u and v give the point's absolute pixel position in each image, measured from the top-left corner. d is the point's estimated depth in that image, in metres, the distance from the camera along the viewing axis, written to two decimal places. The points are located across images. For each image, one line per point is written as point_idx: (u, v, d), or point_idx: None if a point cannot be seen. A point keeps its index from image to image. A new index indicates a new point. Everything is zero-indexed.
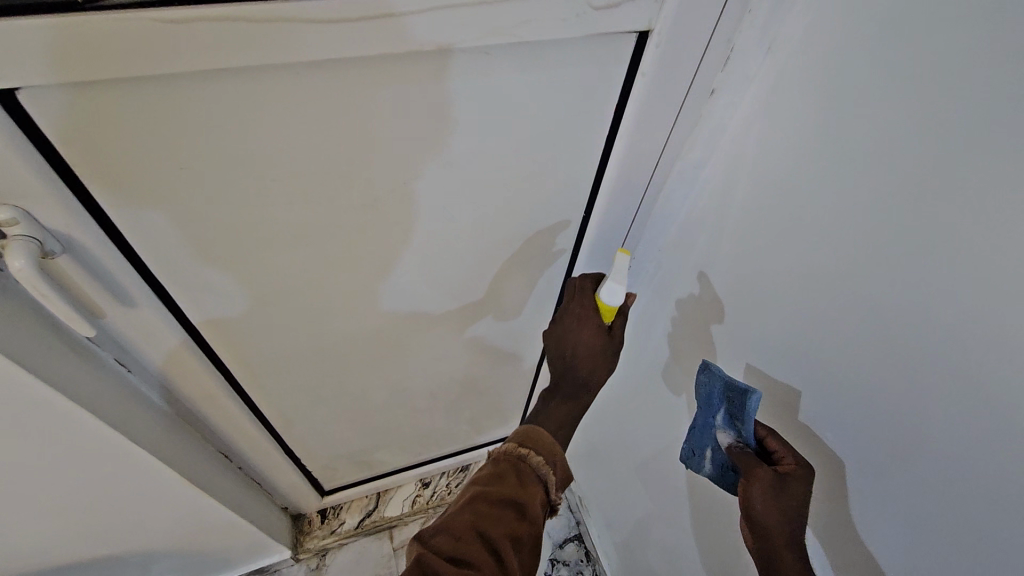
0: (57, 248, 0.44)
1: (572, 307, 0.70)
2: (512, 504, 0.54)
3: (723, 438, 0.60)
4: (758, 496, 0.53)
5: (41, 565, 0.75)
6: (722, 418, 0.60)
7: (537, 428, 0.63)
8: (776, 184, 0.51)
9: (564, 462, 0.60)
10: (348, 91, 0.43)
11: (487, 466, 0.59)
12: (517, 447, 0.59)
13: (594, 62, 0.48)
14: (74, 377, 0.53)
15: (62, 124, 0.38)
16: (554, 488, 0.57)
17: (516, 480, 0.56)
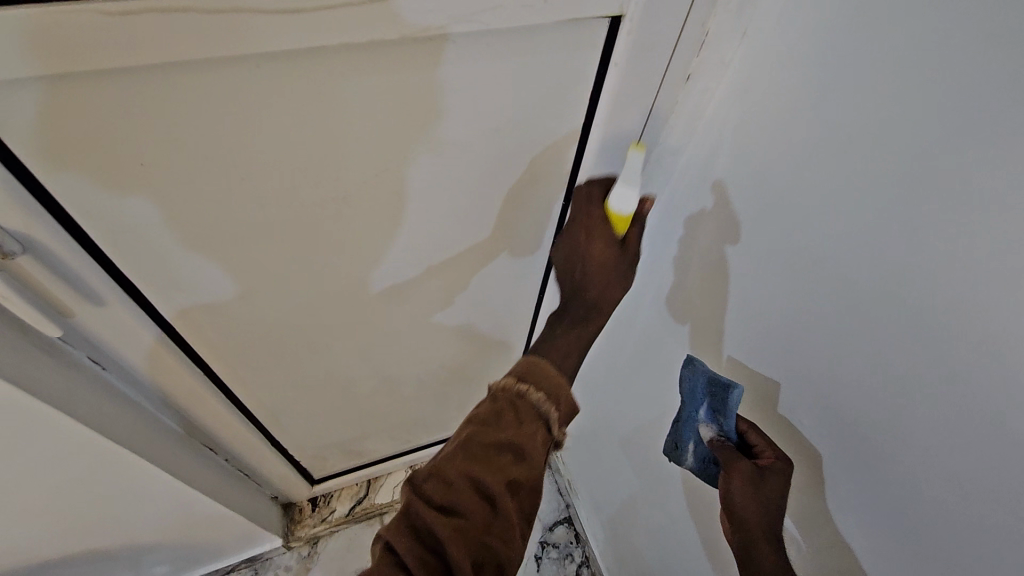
0: (17, 249, 0.43)
1: (576, 220, 0.59)
2: (510, 449, 0.50)
3: (706, 431, 0.61)
4: (737, 489, 0.55)
5: (26, 562, 0.75)
6: (705, 413, 0.61)
7: (539, 358, 0.56)
8: (752, 172, 0.50)
9: (570, 395, 0.55)
10: (317, 82, 0.42)
11: (485, 401, 0.53)
12: (517, 383, 0.53)
13: (569, 47, 0.47)
14: (46, 376, 0.52)
15: (16, 121, 0.36)
16: (558, 425, 0.52)
17: (515, 421, 0.51)
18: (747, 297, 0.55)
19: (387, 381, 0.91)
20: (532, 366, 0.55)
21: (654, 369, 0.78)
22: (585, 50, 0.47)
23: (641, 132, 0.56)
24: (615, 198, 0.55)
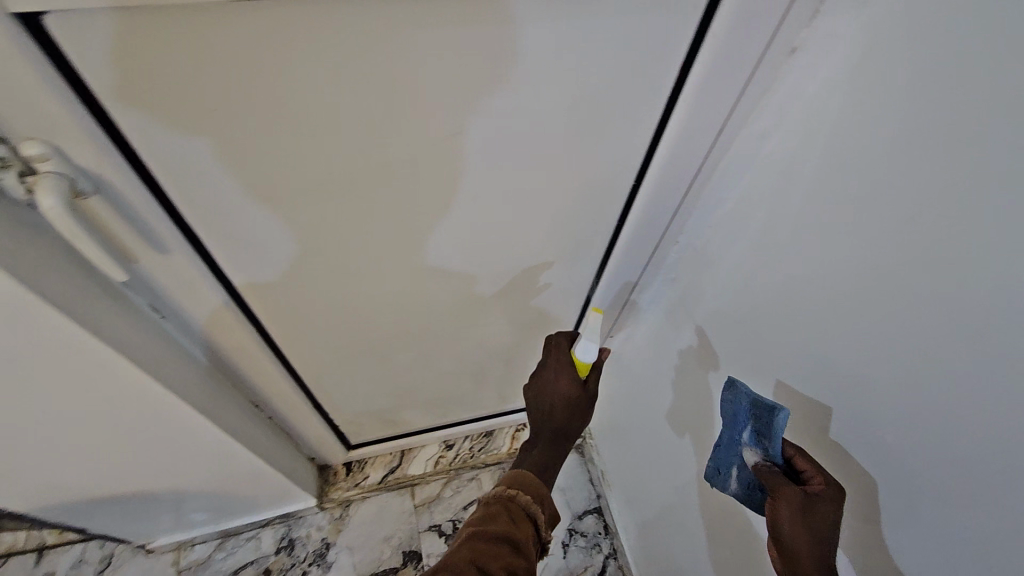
0: (88, 188, 0.42)
1: (550, 358, 0.78)
2: (507, 538, 0.56)
3: (749, 456, 0.56)
4: (785, 518, 0.50)
5: (81, 496, 0.78)
6: (748, 436, 0.57)
7: (523, 471, 0.67)
8: (852, 157, 0.47)
9: (551, 505, 0.65)
10: (405, 37, 0.40)
11: (479, 509, 0.62)
12: (505, 490, 0.63)
13: (662, 11, 0.44)
14: (115, 322, 0.52)
15: (98, 58, 0.35)
16: (543, 526, 0.61)
17: (508, 519, 0.59)
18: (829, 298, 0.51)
19: (428, 356, 0.91)
20: (518, 479, 0.65)
21: (704, 369, 0.75)
22: (681, 15, 0.44)
23: (731, 105, 0.54)
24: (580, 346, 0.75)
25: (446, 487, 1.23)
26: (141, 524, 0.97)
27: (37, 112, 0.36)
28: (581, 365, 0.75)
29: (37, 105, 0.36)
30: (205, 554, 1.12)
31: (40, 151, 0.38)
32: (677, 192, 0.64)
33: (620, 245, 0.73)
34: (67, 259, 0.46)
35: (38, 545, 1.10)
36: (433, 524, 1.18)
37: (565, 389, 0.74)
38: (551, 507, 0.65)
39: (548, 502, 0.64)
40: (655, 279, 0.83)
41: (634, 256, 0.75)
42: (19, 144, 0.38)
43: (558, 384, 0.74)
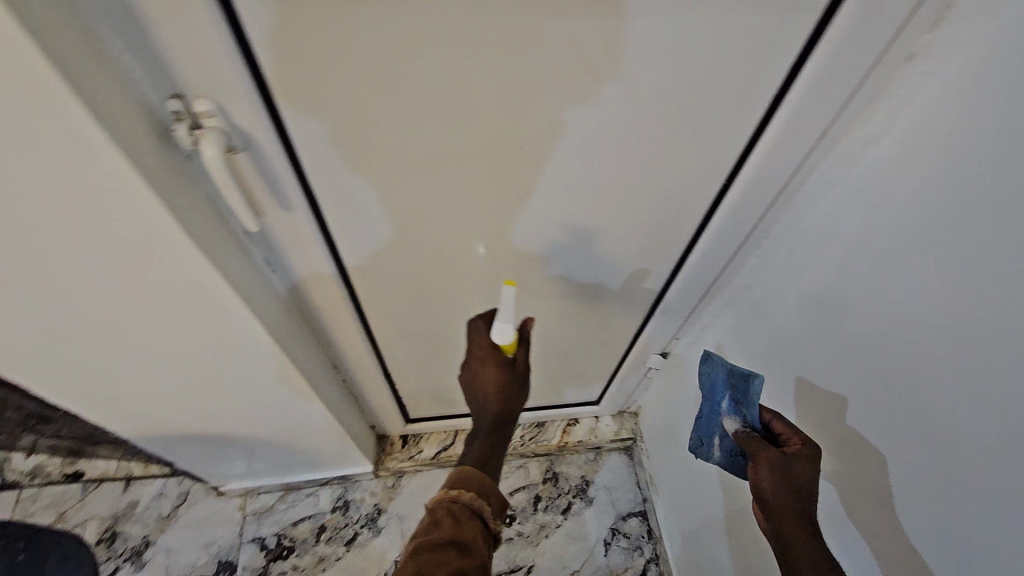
0: (239, 144, 0.47)
1: (472, 350, 0.73)
2: (453, 546, 0.55)
3: (729, 424, 0.69)
4: (767, 475, 0.60)
5: (176, 429, 0.87)
6: (727, 406, 0.70)
7: (469, 463, 0.64)
8: (970, 165, 0.46)
9: (498, 491, 0.63)
10: (535, 23, 0.43)
11: (424, 515, 0.60)
12: (449, 491, 0.60)
13: (787, 8, 0.45)
14: (241, 272, 0.57)
15: (271, 30, 0.40)
16: (491, 517, 0.60)
17: (453, 523, 0.57)
18: (931, 312, 0.51)
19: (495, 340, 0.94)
20: (462, 473, 0.62)
21: (776, 381, 0.74)
22: (804, 13, 0.45)
23: (837, 108, 0.53)
24: (494, 334, 0.70)
25: None
26: (218, 465, 1.06)
27: (214, 71, 0.41)
28: (507, 347, 0.70)
29: (217, 68, 0.41)
30: (268, 503, 1.20)
31: (208, 108, 0.43)
32: (769, 194, 0.64)
33: (702, 246, 0.73)
34: (211, 210, 0.51)
35: (126, 475, 1.22)
36: None
37: (492, 377, 0.69)
38: (500, 494, 0.63)
39: (495, 491, 0.62)
40: (731, 284, 0.82)
41: (714, 258, 0.75)
42: (193, 101, 0.43)
43: (486, 376, 0.70)
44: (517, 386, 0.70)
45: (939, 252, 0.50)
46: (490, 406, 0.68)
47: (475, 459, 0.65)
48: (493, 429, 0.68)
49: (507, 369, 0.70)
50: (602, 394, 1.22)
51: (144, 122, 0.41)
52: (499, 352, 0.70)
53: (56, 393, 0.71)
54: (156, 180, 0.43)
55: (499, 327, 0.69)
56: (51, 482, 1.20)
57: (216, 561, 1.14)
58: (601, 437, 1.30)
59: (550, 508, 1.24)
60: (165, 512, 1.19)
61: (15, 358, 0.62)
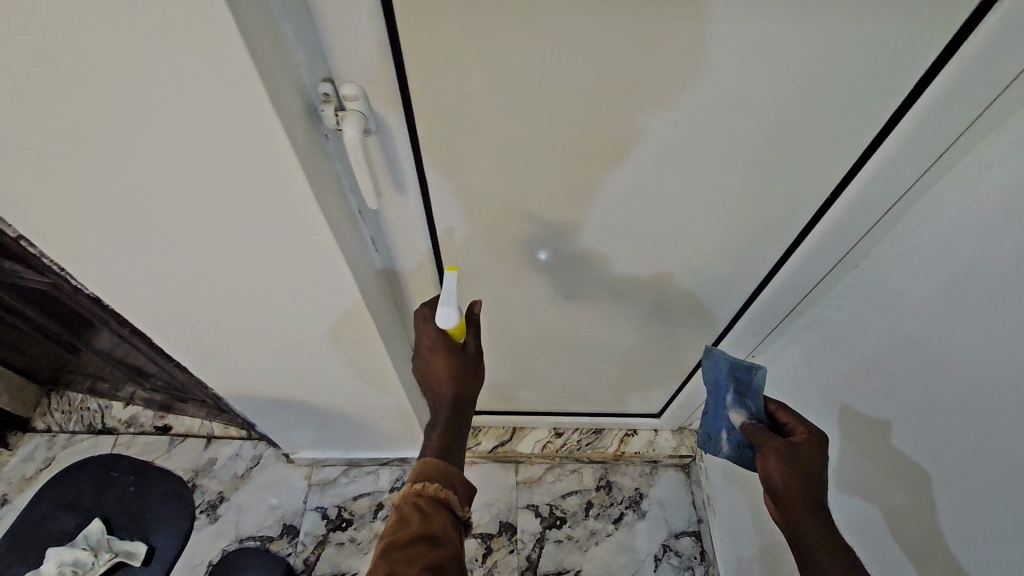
0: (372, 126, 0.51)
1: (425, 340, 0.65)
2: (425, 540, 0.53)
3: (736, 417, 0.70)
4: (776, 466, 0.62)
5: (266, 392, 0.93)
6: (732, 399, 0.71)
7: (433, 451, 0.60)
8: None
9: (464, 478, 0.60)
10: (661, 27, 0.44)
11: (390, 511, 0.56)
12: (414, 485, 0.57)
13: (925, 20, 0.44)
14: (355, 249, 0.62)
15: (420, 23, 0.43)
16: (460, 506, 0.57)
17: (422, 517, 0.54)
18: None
19: (566, 339, 0.95)
20: (426, 464, 0.58)
21: (863, 408, 0.71)
22: (942, 26, 0.44)
23: (962, 128, 0.52)
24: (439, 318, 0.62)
25: (548, 473, 1.29)
26: (294, 433, 1.12)
27: (366, 55, 0.45)
28: (456, 331, 0.63)
29: (370, 54, 0.45)
30: (332, 476, 1.26)
31: (353, 91, 0.48)
32: (874, 212, 0.62)
33: (793, 262, 0.71)
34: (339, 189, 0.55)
35: (207, 434, 1.31)
36: (532, 504, 1.25)
37: (443, 364, 0.62)
38: (463, 477, 0.60)
39: (458, 475, 0.59)
40: (818, 306, 0.80)
41: (805, 275, 0.73)
42: (341, 85, 0.48)
43: (434, 362, 0.63)
44: (474, 369, 0.64)
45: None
46: (444, 391, 0.62)
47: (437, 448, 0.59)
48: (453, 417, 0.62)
49: (456, 355, 0.63)
50: (665, 408, 1.21)
51: (300, 100, 0.46)
52: (447, 340, 0.62)
53: (174, 345, 0.78)
54: (303, 152, 0.47)
55: (443, 314, 0.61)
56: (143, 432, 1.32)
57: (281, 523, 1.21)
58: (659, 451, 1.27)
59: (602, 515, 1.24)
60: (239, 472, 1.27)
61: (149, 306, 0.69)
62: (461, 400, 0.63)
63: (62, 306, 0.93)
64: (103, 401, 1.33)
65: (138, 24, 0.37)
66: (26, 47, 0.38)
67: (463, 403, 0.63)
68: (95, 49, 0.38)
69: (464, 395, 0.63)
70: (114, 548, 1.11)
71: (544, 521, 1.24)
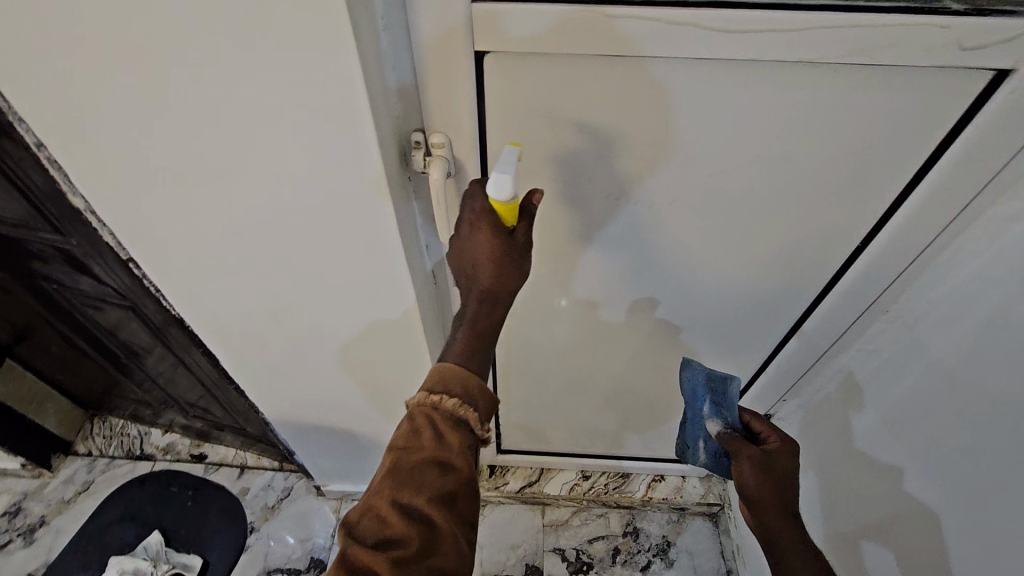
0: (452, 171, 0.57)
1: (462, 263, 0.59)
2: (434, 463, 0.51)
3: (713, 426, 0.73)
4: (750, 472, 0.65)
5: (315, 420, 0.98)
6: (709, 410, 0.74)
7: (454, 364, 0.56)
8: None
9: (486, 394, 0.55)
10: (706, 95, 0.50)
11: (404, 421, 0.55)
12: (427, 399, 0.54)
13: (953, 91, 0.49)
14: (421, 283, 0.67)
15: (498, 85, 0.50)
16: (477, 427, 0.54)
17: (433, 436, 0.52)
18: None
19: (601, 379, 0.98)
20: (442, 377, 0.55)
21: (896, 452, 0.72)
22: (957, 102, 0.50)
23: (982, 187, 0.56)
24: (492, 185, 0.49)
25: (575, 516, 1.29)
26: (330, 463, 1.15)
27: (454, 109, 0.52)
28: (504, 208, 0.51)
29: (456, 111, 0.52)
30: None
31: (441, 141, 0.54)
32: (902, 260, 0.65)
33: (826, 306, 0.74)
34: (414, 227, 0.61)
35: (240, 463, 1.34)
36: (558, 548, 1.25)
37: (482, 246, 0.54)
38: (485, 388, 0.56)
39: (480, 387, 0.55)
40: (849, 350, 0.82)
41: (836, 319, 0.76)
42: (432, 134, 0.54)
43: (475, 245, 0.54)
44: (518, 263, 0.55)
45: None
46: (478, 279, 0.56)
47: (459, 351, 0.56)
48: (478, 313, 0.57)
49: (502, 238, 0.54)
50: None
51: (396, 146, 0.52)
52: None
53: (237, 369, 0.84)
54: (392, 189, 0.53)
55: (495, 182, 0.48)
56: (179, 459, 1.35)
57: (309, 557, 1.22)
58: (687, 498, 1.26)
59: (629, 562, 1.23)
60: (270, 503, 1.29)
61: (225, 327, 0.75)
62: (492, 294, 0.56)
63: (128, 329, 0.99)
64: (143, 426, 1.38)
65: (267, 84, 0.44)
66: (182, 94, 0.45)
67: (493, 298, 0.57)
68: (227, 103, 0.46)
69: (497, 289, 0.56)
70: (170, 560, 1.20)
71: (571, 566, 1.23)
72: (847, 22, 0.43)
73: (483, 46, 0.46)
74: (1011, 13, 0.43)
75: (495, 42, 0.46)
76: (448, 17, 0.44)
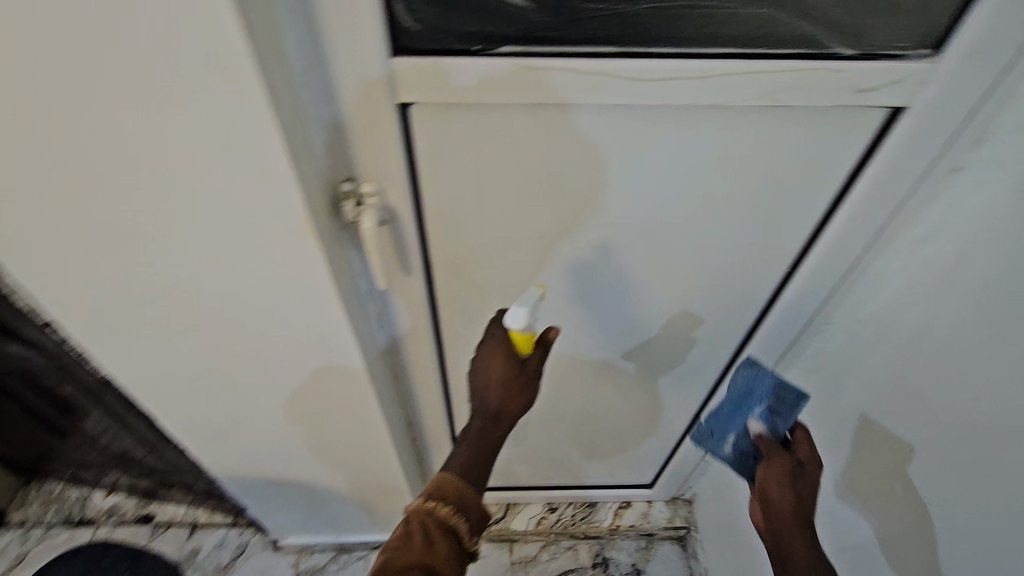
0: (386, 219, 0.57)
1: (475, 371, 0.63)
2: (422, 569, 0.50)
3: (756, 426, 0.67)
4: (776, 478, 0.63)
5: (264, 473, 0.94)
6: (760, 412, 0.66)
7: (452, 474, 0.57)
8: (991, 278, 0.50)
9: (480, 506, 0.56)
10: (629, 136, 0.52)
11: (398, 527, 0.54)
12: (425, 503, 0.54)
13: (855, 127, 0.52)
14: (362, 329, 0.66)
15: (428, 133, 0.51)
16: (467, 538, 0.54)
17: (424, 541, 0.52)
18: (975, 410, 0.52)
19: (558, 412, 0.98)
20: (441, 484, 0.56)
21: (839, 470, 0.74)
22: (861, 136, 0.53)
23: (886, 215, 0.58)
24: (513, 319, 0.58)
25: (543, 550, 1.27)
26: (285, 516, 1.10)
27: (382, 160, 0.52)
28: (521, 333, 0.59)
29: (385, 162, 0.52)
30: (322, 562, 1.22)
31: (372, 190, 0.54)
32: (826, 286, 0.68)
33: (764, 331, 0.76)
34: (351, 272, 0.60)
35: (192, 521, 1.27)
36: None
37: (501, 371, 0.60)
38: (480, 500, 0.57)
39: (475, 498, 0.56)
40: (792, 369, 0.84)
41: (774, 344, 0.78)
42: (362, 184, 0.54)
43: (491, 367, 0.61)
44: (526, 390, 0.61)
45: (978, 355, 0.51)
46: (488, 399, 0.61)
47: (461, 463, 0.58)
48: (484, 431, 0.60)
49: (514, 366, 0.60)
50: (658, 481, 1.21)
51: (327, 198, 0.52)
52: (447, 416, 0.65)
53: (176, 428, 0.80)
54: (324, 240, 0.52)
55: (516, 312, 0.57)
56: (124, 522, 1.28)
57: None
58: (653, 523, 1.26)
59: None
60: (224, 562, 1.22)
61: (159, 387, 0.71)
62: (498, 414, 0.60)
63: (62, 390, 0.94)
64: (84, 490, 1.30)
65: (181, 143, 0.43)
66: (91, 156, 0.44)
67: (497, 418, 0.60)
68: (139, 164, 0.45)
69: (503, 411, 0.60)
70: None
71: None
72: (747, 68, 0.45)
73: (405, 98, 0.47)
74: (898, 57, 0.46)
75: (416, 94, 0.47)
76: (368, 74, 0.45)
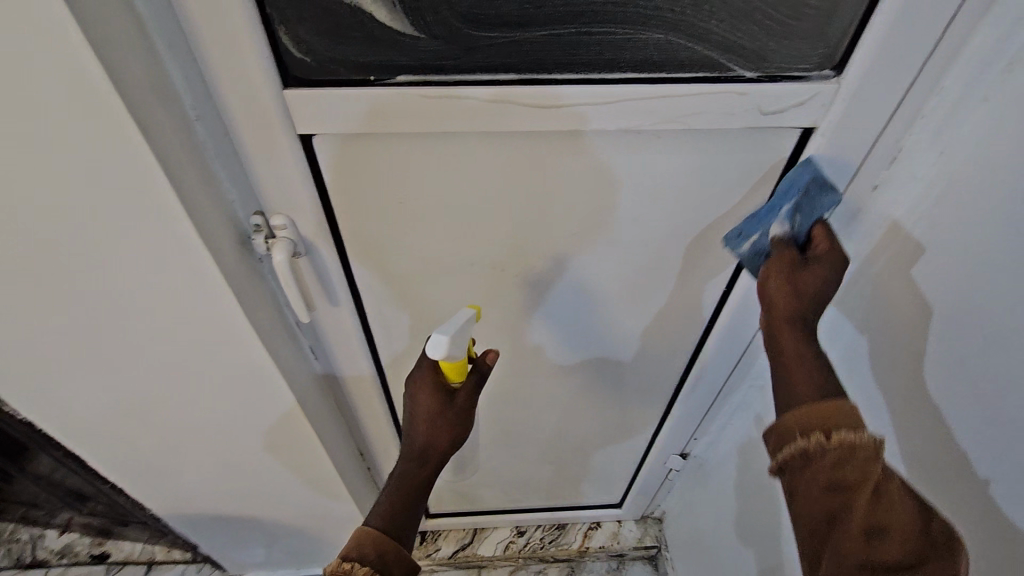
0: (301, 250, 0.55)
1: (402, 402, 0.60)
2: None
3: (779, 228, 0.52)
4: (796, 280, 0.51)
5: (211, 510, 0.91)
6: (788, 211, 0.51)
7: (373, 526, 0.54)
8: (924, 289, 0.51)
9: (403, 558, 0.53)
10: (541, 160, 0.51)
11: None
12: (342, 563, 0.50)
13: (769, 147, 0.51)
14: (290, 362, 0.64)
15: (335, 163, 0.50)
16: None
17: None
18: (927, 424, 0.52)
19: (514, 436, 0.96)
20: (361, 538, 0.52)
21: None
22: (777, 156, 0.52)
23: None
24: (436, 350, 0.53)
25: None
26: (241, 552, 1.07)
27: (289, 192, 0.50)
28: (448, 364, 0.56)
29: (293, 194, 0.50)
30: None
31: (282, 222, 0.52)
32: None
33: (710, 348, 0.76)
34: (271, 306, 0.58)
35: (148, 559, 1.23)
36: None
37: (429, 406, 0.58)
38: (403, 553, 0.53)
39: (398, 550, 0.53)
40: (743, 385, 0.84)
41: (723, 359, 0.78)
42: (271, 217, 0.52)
43: (418, 401, 0.58)
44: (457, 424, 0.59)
45: (921, 368, 0.52)
46: (416, 437, 0.58)
47: (382, 515, 0.55)
48: (408, 471, 0.58)
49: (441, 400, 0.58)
50: (625, 500, 1.19)
51: (233, 233, 0.50)
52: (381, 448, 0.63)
53: (110, 469, 0.77)
54: (232, 276, 0.51)
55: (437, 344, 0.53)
56: (78, 562, 1.24)
57: None
58: (623, 543, 1.24)
59: None
60: None
61: (84, 429, 0.69)
62: (425, 452, 0.58)
63: None
64: (35, 530, 1.26)
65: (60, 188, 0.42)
66: None
67: (424, 458, 0.58)
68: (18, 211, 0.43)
69: (430, 451, 0.58)
70: None
71: None
72: (649, 92, 0.45)
73: (304, 129, 0.46)
74: (799, 79, 0.46)
75: (315, 126, 0.46)
76: (261, 105, 0.44)
